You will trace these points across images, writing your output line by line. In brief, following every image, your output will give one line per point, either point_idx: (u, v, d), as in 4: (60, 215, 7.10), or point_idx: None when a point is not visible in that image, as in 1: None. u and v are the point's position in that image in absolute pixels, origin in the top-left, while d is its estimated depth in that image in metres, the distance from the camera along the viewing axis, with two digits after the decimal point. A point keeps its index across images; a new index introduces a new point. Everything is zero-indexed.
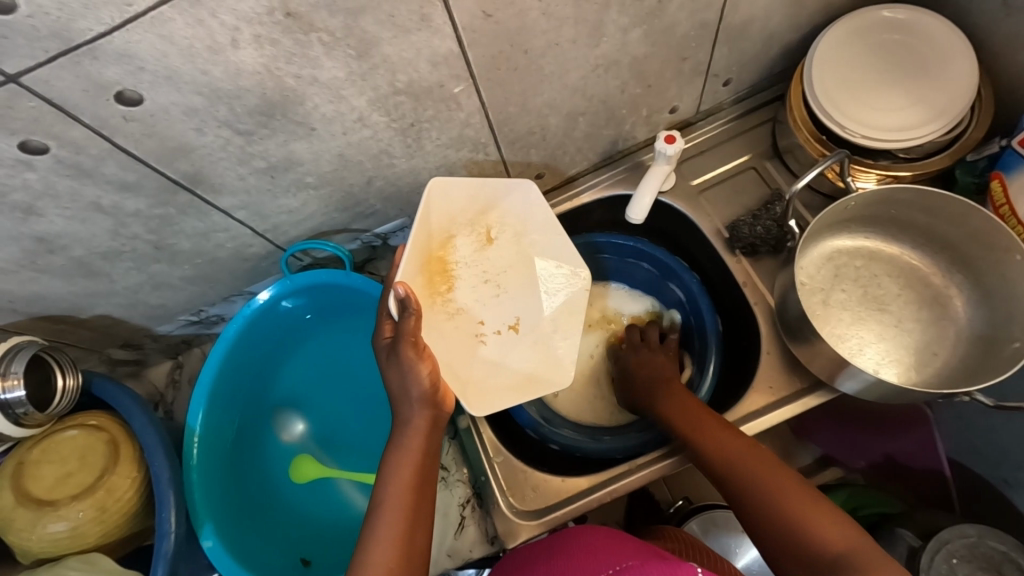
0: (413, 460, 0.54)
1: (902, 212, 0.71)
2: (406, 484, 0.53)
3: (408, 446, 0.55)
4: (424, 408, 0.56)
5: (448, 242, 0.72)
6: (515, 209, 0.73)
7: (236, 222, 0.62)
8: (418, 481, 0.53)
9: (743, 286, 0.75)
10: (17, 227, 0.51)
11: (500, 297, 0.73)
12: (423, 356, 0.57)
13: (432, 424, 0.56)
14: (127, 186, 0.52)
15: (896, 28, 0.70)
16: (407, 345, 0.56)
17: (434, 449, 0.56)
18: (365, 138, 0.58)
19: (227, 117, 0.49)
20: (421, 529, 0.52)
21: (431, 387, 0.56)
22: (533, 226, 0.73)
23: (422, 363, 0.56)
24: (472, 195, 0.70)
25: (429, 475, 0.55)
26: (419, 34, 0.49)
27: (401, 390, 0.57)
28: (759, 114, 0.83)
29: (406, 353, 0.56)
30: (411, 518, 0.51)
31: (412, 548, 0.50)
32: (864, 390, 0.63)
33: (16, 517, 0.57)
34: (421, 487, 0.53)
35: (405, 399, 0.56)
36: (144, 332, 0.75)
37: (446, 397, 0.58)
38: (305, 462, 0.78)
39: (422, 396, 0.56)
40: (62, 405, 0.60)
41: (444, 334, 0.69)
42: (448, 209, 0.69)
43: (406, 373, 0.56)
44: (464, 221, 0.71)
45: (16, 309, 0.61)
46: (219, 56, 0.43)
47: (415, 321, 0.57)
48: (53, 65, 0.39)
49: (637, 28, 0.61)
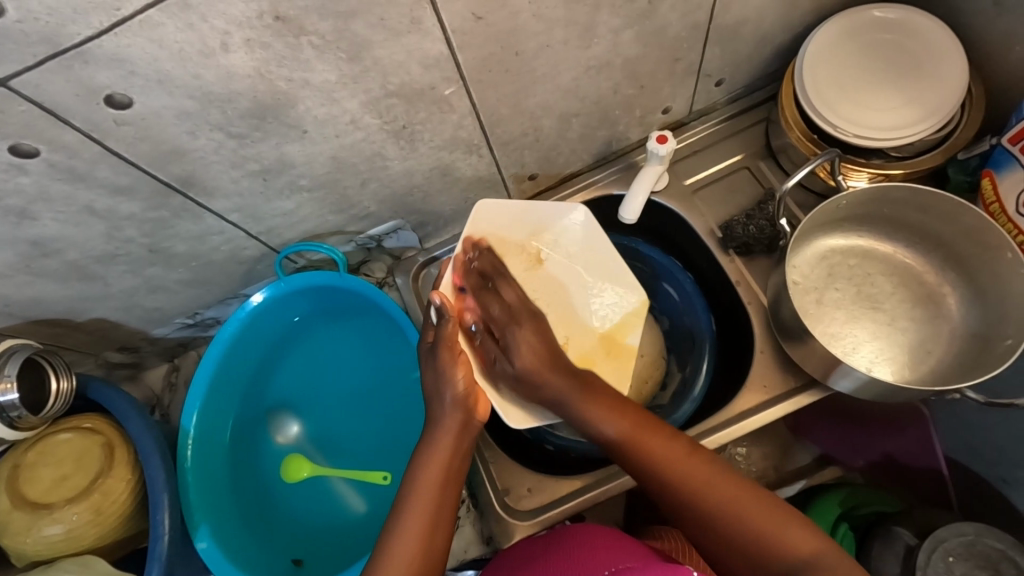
0: (440, 459, 0.55)
1: (894, 210, 0.71)
2: (433, 481, 0.54)
3: (437, 444, 0.55)
4: (455, 409, 0.57)
5: (496, 262, 0.72)
6: (570, 233, 0.74)
7: (230, 224, 0.63)
8: (442, 481, 0.54)
9: (737, 285, 0.75)
10: (11, 231, 0.51)
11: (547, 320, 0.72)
12: (459, 360, 0.58)
13: (463, 426, 0.56)
14: (120, 189, 0.52)
15: (888, 27, 0.71)
16: (444, 349, 0.58)
17: (464, 450, 0.56)
18: (358, 141, 0.58)
19: (219, 120, 0.49)
20: (442, 528, 0.53)
21: (464, 390, 0.57)
22: (591, 252, 0.74)
23: (458, 368, 0.57)
24: (528, 218, 0.73)
25: (455, 474, 0.55)
26: (410, 37, 0.49)
27: (436, 394, 0.58)
28: (753, 114, 0.83)
29: (441, 355, 0.58)
30: (432, 513, 0.53)
31: (432, 544, 0.52)
32: (858, 388, 0.63)
33: (11, 521, 0.58)
34: (445, 484, 0.54)
35: (439, 399, 0.57)
36: (140, 335, 0.76)
37: (479, 403, 0.58)
38: (296, 464, 0.77)
39: (454, 398, 0.57)
40: (58, 408, 0.60)
41: (483, 346, 0.67)
42: (496, 230, 0.71)
43: (441, 376, 0.58)
44: (517, 242, 0.72)
45: (11, 313, 0.62)
46: (210, 59, 0.43)
47: (451, 326, 0.59)
48: (44, 70, 0.39)
49: (628, 29, 0.61)
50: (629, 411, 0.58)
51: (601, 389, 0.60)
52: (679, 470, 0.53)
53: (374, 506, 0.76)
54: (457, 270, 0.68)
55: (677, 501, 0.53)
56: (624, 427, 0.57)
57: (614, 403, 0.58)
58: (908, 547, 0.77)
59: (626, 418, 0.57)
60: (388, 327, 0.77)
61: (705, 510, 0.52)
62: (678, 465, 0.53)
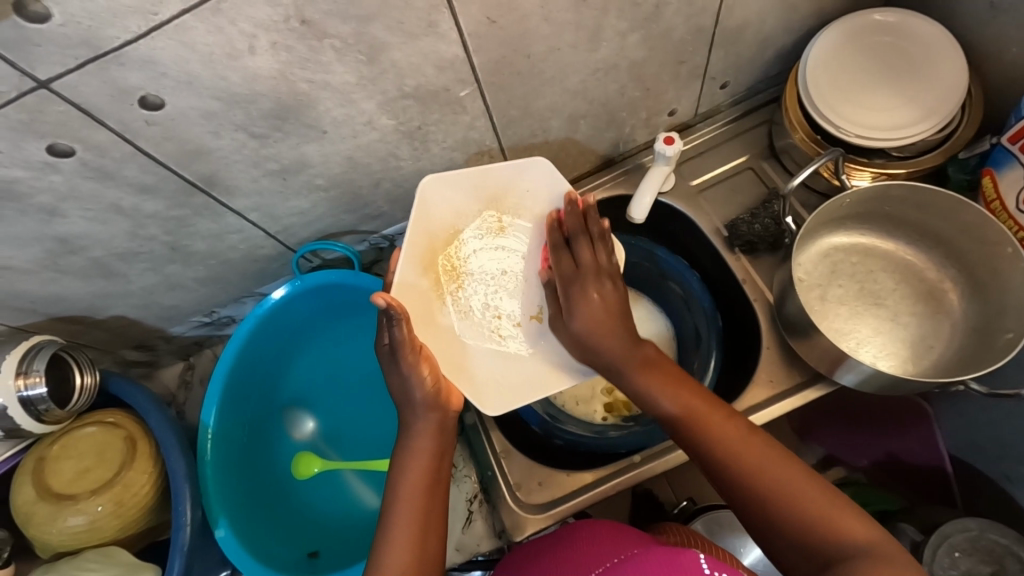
0: (424, 461, 0.56)
1: (895, 208, 0.73)
2: (416, 484, 0.54)
3: (420, 447, 0.56)
4: (426, 410, 0.58)
5: (455, 238, 0.72)
6: (527, 193, 0.71)
7: (248, 223, 0.64)
8: (430, 482, 0.55)
9: (742, 283, 0.77)
10: (41, 228, 0.53)
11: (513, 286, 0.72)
12: (422, 358, 0.59)
13: (439, 425, 0.58)
14: (146, 188, 0.54)
15: (887, 31, 0.72)
16: (405, 351, 0.58)
17: (445, 447, 0.58)
18: (373, 141, 0.60)
19: (243, 121, 0.51)
20: (433, 530, 0.53)
21: (432, 389, 0.58)
22: (550, 205, 0.71)
23: (421, 367, 0.59)
24: (472, 186, 0.70)
25: (440, 472, 0.56)
26: (426, 40, 0.51)
27: (405, 395, 0.59)
28: (756, 116, 0.85)
29: (405, 358, 0.58)
30: (424, 518, 0.53)
31: (425, 550, 0.52)
32: (863, 382, 0.65)
33: (36, 512, 0.59)
34: (435, 484, 0.55)
35: (409, 402, 0.59)
36: (157, 333, 0.77)
37: (450, 397, 0.60)
38: (305, 463, 0.79)
39: (425, 399, 0.58)
40: (82, 402, 0.62)
41: (443, 336, 0.68)
42: (448, 207, 0.70)
43: (407, 380, 0.58)
44: (471, 214, 0.71)
45: (36, 310, 0.63)
46: (237, 62, 0.45)
47: (405, 330, 0.57)
48: (81, 71, 0.41)
49: (635, 32, 0.63)
50: (695, 389, 0.58)
51: (658, 367, 0.59)
52: (740, 450, 0.52)
53: None
54: (409, 252, 0.68)
55: (754, 497, 0.50)
56: (691, 398, 0.57)
57: (667, 371, 0.59)
58: (914, 542, 0.78)
59: (707, 417, 0.55)
60: None
61: (785, 503, 0.49)
62: (736, 442, 0.53)
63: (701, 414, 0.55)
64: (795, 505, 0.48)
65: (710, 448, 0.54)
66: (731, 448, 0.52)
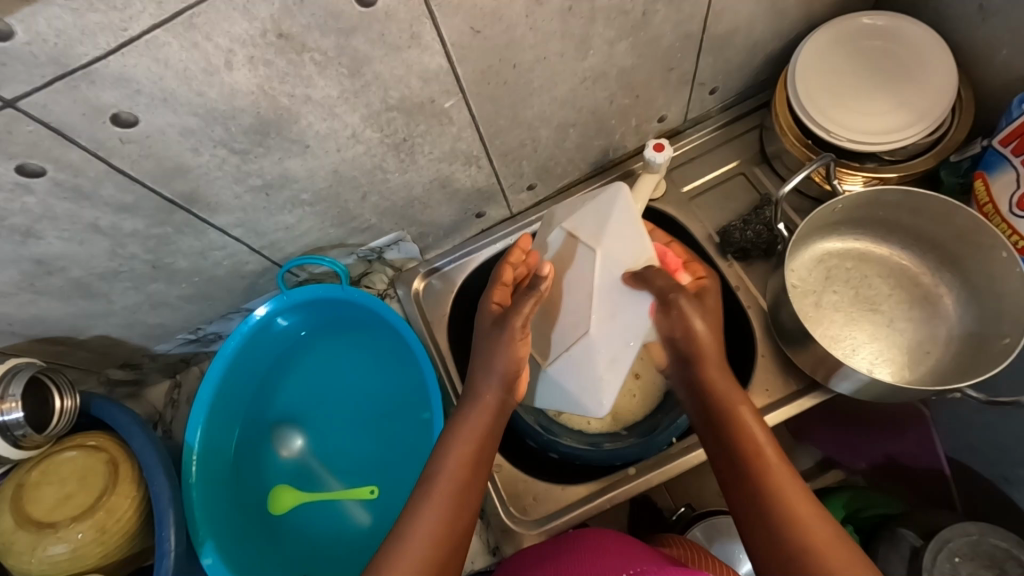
0: (475, 438, 0.54)
1: (889, 213, 0.72)
2: (465, 460, 0.53)
3: (473, 422, 0.55)
4: (500, 387, 0.57)
5: None
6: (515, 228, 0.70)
7: (232, 240, 0.63)
8: (472, 462, 0.53)
9: (735, 290, 0.76)
10: (16, 250, 0.52)
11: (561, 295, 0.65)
12: (523, 338, 0.58)
13: (499, 406, 0.57)
14: (125, 207, 0.52)
15: (876, 34, 0.72)
16: (514, 325, 0.58)
17: (497, 429, 0.56)
18: (359, 154, 0.59)
19: (223, 137, 0.49)
20: (469, 507, 0.51)
21: (514, 367, 0.57)
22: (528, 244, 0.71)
23: (518, 345, 0.58)
24: None
25: (486, 455, 0.54)
26: (410, 52, 0.50)
27: (483, 365, 0.58)
28: (747, 121, 0.84)
29: (511, 333, 0.57)
30: (460, 494, 0.51)
31: (458, 519, 0.50)
32: (860, 390, 0.64)
33: (16, 541, 0.57)
34: (477, 463, 0.53)
35: (486, 372, 0.57)
36: (142, 351, 0.76)
37: (517, 386, 0.59)
38: (281, 496, 0.75)
39: (501, 373, 0.57)
40: (61, 426, 0.60)
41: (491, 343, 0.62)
42: None
43: (492, 351, 0.57)
44: None
45: (15, 332, 0.61)
46: (214, 77, 0.44)
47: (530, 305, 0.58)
48: (50, 90, 0.40)
49: (623, 40, 0.62)
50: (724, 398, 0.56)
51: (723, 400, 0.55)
52: (792, 501, 0.48)
53: (381, 519, 0.75)
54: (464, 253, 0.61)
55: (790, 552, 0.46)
56: (746, 413, 0.54)
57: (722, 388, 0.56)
58: (914, 548, 0.77)
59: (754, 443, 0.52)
60: (388, 336, 0.77)
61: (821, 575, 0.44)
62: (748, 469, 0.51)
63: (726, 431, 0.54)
64: None
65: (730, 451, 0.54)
66: (779, 497, 0.48)
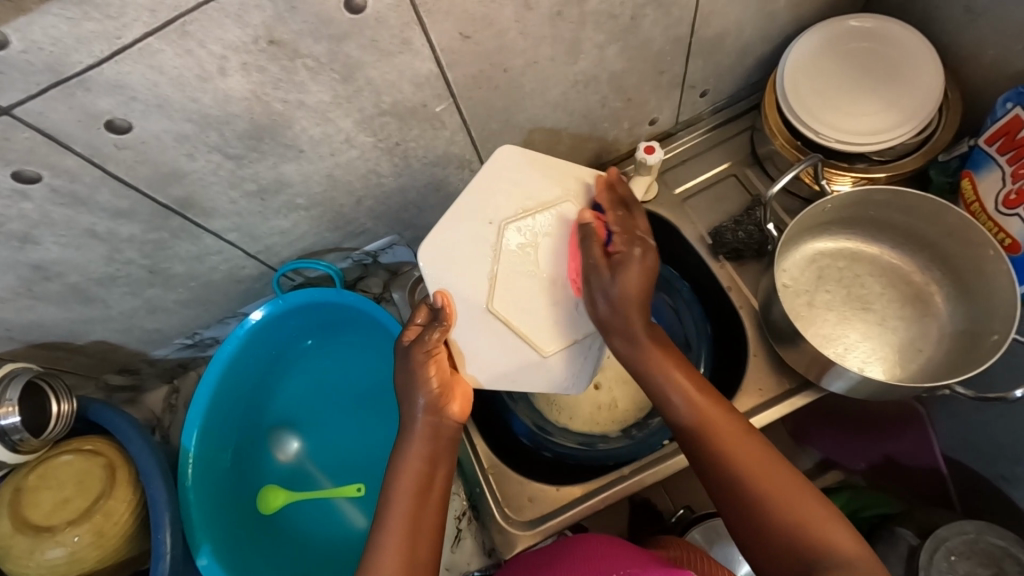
0: (419, 465, 0.54)
1: (879, 213, 0.73)
2: (410, 490, 0.52)
3: (410, 451, 0.54)
4: (425, 413, 0.56)
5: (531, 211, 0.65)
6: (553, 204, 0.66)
7: (228, 244, 0.64)
8: (419, 488, 0.53)
9: (728, 291, 0.77)
10: (13, 255, 0.52)
11: (564, 293, 0.65)
12: (434, 360, 0.58)
13: (434, 431, 0.55)
14: (120, 213, 0.53)
15: (863, 36, 0.73)
16: (420, 351, 0.58)
17: (444, 453, 0.55)
18: (352, 159, 0.60)
19: (217, 143, 0.50)
20: (425, 539, 0.51)
21: (436, 391, 0.56)
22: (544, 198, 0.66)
23: (431, 369, 0.57)
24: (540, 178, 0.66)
25: (436, 479, 0.54)
26: (401, 57, 0.51)
27: (406, 400, 0.57)
28: (737, 123, 0.86)
29: (417, 356, 0.57)
30: (414, 522, 0.51)
31: (417, 552, 0.50)
32: (852, 388, 0.64)
33: (13, 545, 0.57)
34: (427, 488, 0.53)
35: (411, 401, 0.57)
36: (139, 356, 0.76)
37: (452, 403, 0.57)
38: (269, 499, 0.76)
39: (428, 402, 0.56)
40: (59, 430, 0.61)
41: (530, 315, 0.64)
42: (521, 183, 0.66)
43: (412, 377, 0.57)
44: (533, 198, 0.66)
45: (13, 337, 0.62)
46: (207, 84, 0.45)
47: (440, 333, 0.59)
48: (46, 97, 0.41)
49: (612, 44, 0.63)
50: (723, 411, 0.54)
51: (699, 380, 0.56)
52: (732, 452, 0.51)
53: (376, 520, 0.76)
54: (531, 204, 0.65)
55: (733, 490, 0.50)
56: (713, 413, 0.54)
57: (698, 384, 0.56)
58: (911, 547, 0.77)
59: (712, 412, 0.54)
60: (384, 340, 0.77)
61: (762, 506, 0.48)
62: (767, 478, 0.49)
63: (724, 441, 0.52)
64: (832, 557, 0.45)
65: (733, 479, 0.50)
66: (723, 451, 0.51)
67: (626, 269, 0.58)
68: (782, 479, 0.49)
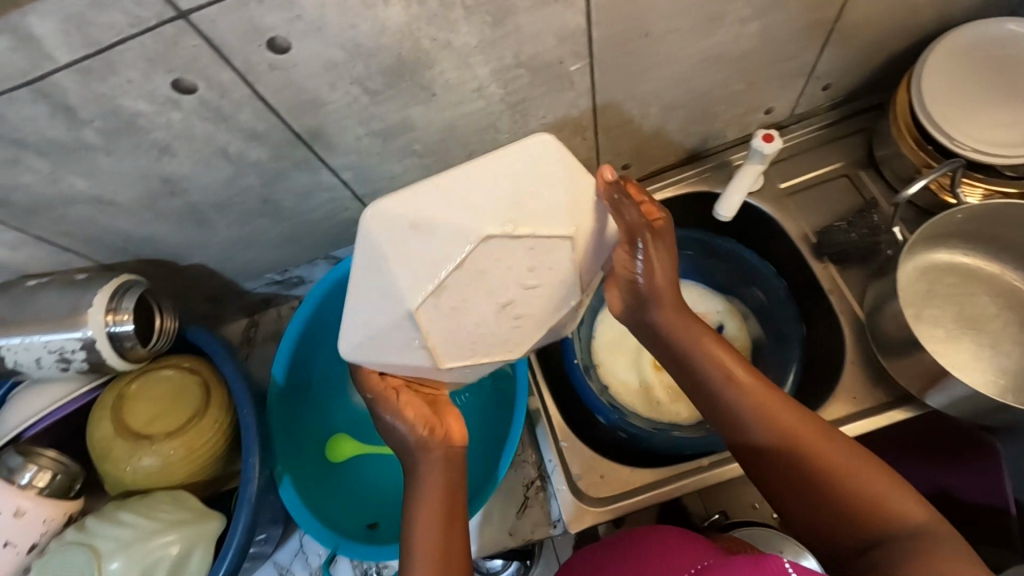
0: (438, 490, 0.53)
1: (1006, 230, 0.69)
2: (434, 517, 0.51)
3: (427, 486, 0.53)
4: (426, 452, 0.55)
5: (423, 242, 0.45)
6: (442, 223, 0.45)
7: (340, 183, 0.64)
8: (446, 515, 0.51)
9: (829, 293, 0.74)
10: (148, 166, 0.52)
11: (527, 323, 0.51)
12: (406, 404, 0.56)
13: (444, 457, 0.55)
14: (254, 135, 0.53)
15: (1014, 44, 0.68)
16: (386, 400, 0.55)
17: (458, 482, 0.55)
18: (477, 110, 0.59)
19: (360, 75, 0.50)
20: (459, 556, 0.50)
21: (423, 428, 0.55)
22: (453, 218, 0.45)
23: (408, 413, 0.55)
24: (513, 178, 0.46)
25: (456, 510, 0.52)
26: (553, 7, 0.49)
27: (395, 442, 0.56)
28: (853, 123, 0.82)
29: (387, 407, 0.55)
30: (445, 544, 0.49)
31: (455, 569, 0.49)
32: (959, 406, 0.61)
33: (113, 448, 0.59)
34: (453, 514, 0.52)
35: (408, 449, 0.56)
36: (231, 286, 0.77)
37: (452, 430, 0.57)
38: (340, 444, 0.77)
39: (417, 438, 0.55)
40: (161, 343, 0.62)
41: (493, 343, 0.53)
42: (446, 197, 0.45)
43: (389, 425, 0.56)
44: (484, 215, 0.45)
45: (126, 250, 0.63)
46: (370, 11, 0.44)
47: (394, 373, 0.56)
48: (222, 6, 0.40)
49: (755, 20, 0.60)
50: (795, 412, 0.49)
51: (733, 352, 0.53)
52: (778, 422, 0.48)
53: None
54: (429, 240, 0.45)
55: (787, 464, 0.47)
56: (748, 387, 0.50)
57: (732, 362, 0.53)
58: None
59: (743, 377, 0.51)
60: None
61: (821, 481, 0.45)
62: (838, 459, 0.45)
63: (810, 447, 0.47)
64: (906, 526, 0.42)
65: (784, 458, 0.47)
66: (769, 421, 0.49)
67: (650, 264, 0.53)
68: (838, 449, 0.46)
